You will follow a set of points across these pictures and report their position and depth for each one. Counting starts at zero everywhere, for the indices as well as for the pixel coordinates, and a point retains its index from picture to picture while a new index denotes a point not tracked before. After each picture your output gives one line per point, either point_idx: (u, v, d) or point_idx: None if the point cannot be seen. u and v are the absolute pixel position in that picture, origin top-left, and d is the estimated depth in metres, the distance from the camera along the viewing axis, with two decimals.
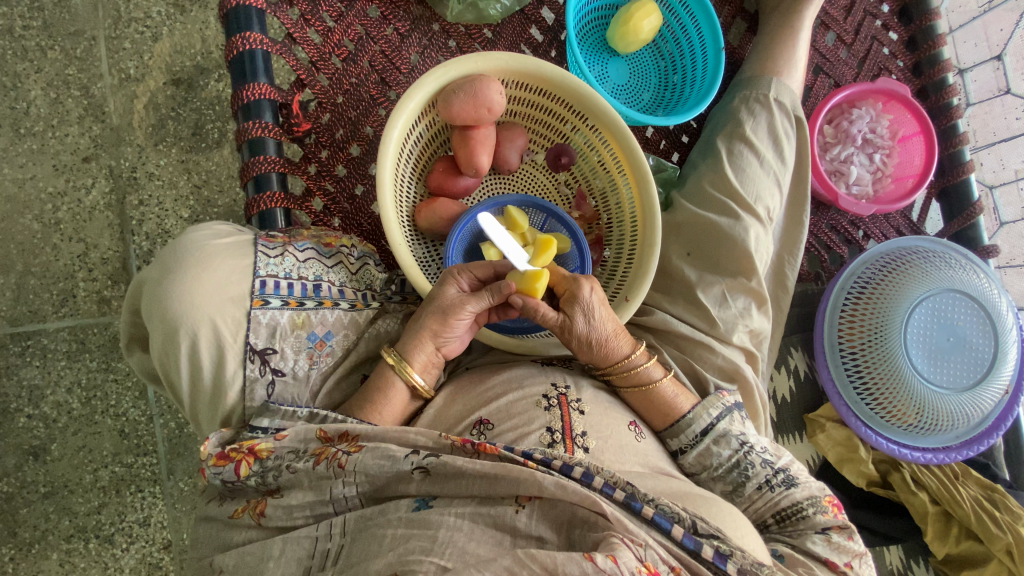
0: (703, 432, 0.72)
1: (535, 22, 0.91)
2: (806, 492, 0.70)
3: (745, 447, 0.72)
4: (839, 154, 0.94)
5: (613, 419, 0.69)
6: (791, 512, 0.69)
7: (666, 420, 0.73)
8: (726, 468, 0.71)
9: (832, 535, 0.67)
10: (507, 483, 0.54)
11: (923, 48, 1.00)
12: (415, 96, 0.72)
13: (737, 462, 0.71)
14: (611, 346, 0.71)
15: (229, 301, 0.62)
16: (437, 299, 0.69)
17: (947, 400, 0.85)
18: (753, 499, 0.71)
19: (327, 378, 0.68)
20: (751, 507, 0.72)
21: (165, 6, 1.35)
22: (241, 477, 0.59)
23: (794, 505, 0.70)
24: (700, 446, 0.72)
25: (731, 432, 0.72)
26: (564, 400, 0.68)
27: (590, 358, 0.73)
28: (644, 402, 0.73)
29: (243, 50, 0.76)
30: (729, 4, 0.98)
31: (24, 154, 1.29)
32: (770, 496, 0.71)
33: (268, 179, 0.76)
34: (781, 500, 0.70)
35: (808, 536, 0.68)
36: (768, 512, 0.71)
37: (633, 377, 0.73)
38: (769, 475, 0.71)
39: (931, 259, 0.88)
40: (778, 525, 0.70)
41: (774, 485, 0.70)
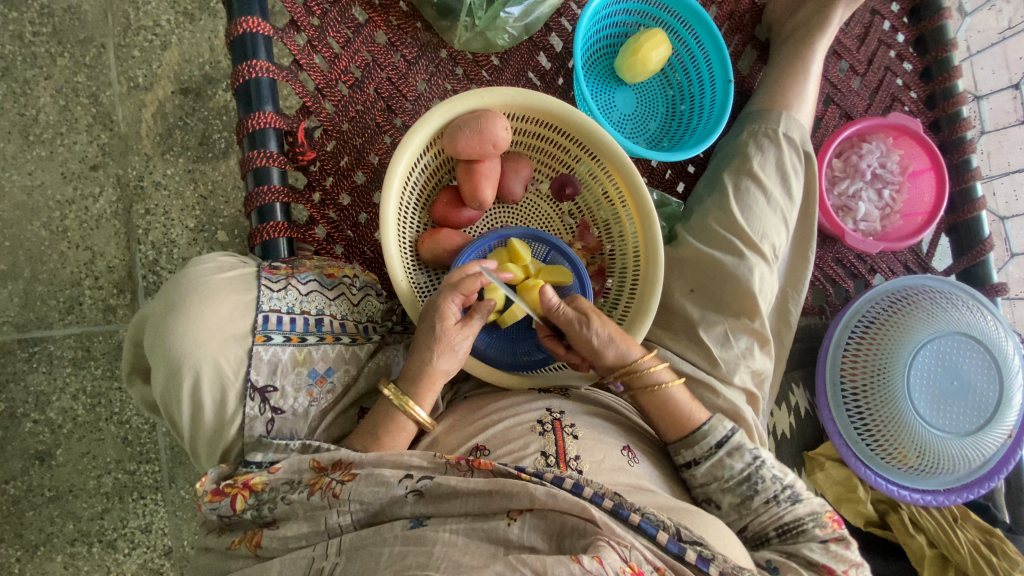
0: (718, 444, 0.71)
1: (543, 49, 0.90)
2: (809, 507, 0.70)
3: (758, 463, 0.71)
4: (847, 189, 0.93)
5: (607, 445, 0.70)
6: (793, 525, 0.69)
7: (680, 434, 0.73)
8: (735, 480, 0.71)
9: (830, 544, 0.68)
10: (501, 498, 0.55)
11: (938, 80, 0.99)
12: (421, 131, 0.72)
13: (748, 475, 0.70)
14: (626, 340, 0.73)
15: (231, 340, 0.62)
16: (440, 334, 0.69)
17: (949, 444, 0.85)
18: (758, 512, 0.71)
19: (326, 415, 0.67)
20: (756, 520, 0.71)
21: (174, 14, 1.35)
22: (236, 511, 0.59)
23: (796, 519, 0.70)
24: (714, 458, 0.71)
25: (745, 445, 0.71)
26: (559, 425, 0.70)
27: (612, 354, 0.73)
28: (659, 411, 0.73)
29: (249, 78, 0.75)
30: (740, 32, 0.97)
31: (33, 161, 1.30)
32: (775, 510, 0.70)
33: (271, 209, 0.76)
34: (786, 515, 0.70)
35: (807, 544, 0.68)
36: (771, 525, 0.70)
37: (645, 381, 0.73)
38: (777, 491, 0.70)
39: (937, 301, 0.87)
40: (778, 538, 0.70)
41: (781, 499, 0.70)
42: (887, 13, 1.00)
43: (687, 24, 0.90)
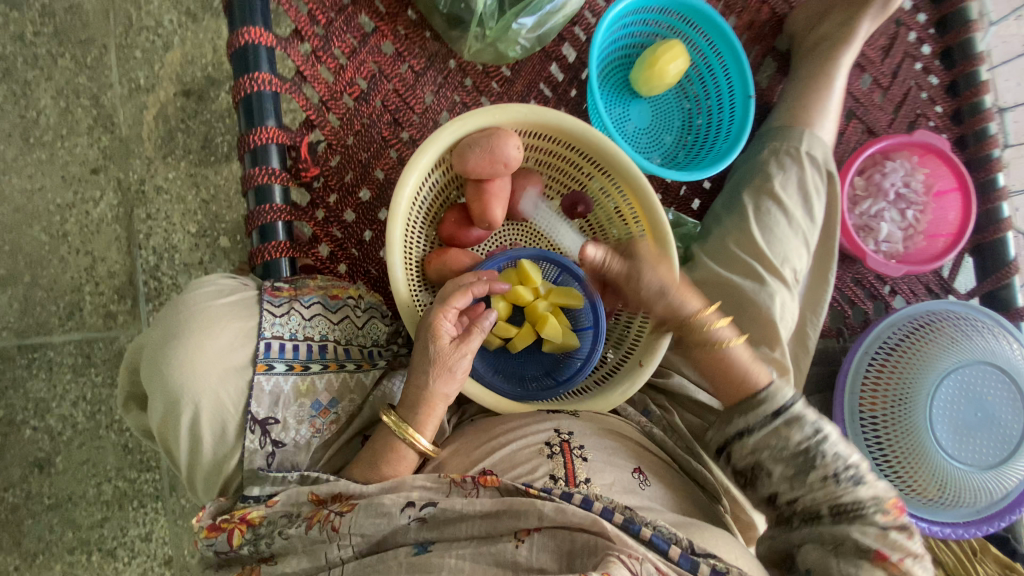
0: (774, 414, 0.67)
1: (556, 59, 0.87)
2: (872, 492, 0.64)
3: (816, 438, 0.66)
4: (869, 209, 0.90)
5: (617, 467, 0.67)
6: (851, 505, 0.63)
7: (735, 400, 0.71)
8: (789, 451, 0.66)
9: (891, 533, 0.61)
10: (510, 517, 0.54)
11: (965, 95, 0.95)
12: (429, 150, 0.69)
13: (805, 449, 0.65)
14: (677, 294, 0.73)
15: (232, 370, 0.60)
16: (435, 356, 0.66)
17: (971, 477, 0.82)
18: (813, 488, 0.65)
19: (329, 446, 0.65)
20: (808, 496, 0.65)
21: (177, 14, 1.32)
22: (233, 547, 0.57)
23: (855, 502, 0.63)
24: (768, 428, 0.67)
25: (806, 417, 0.67)
26: (568, 447, 0.67)
27: (664, 307, 0.74)
28: (718, 372, 0.72)
29: (251, 92, 0.73)
30: (760, 43, 0.94)
31: (33, 164, 1.28)
32: (832, 488, 0.64)
33: (273, 228, 0.74)
34: (842, 495, 0.64)
35: (860, 527, 0.62)
36: (823, 502, 0.65)
37: (703, 335, 0.73)
38: (837, 470, 0.64)
39: (962, 328, 0.84)
40: (830, 516, 0.64)
41: (840, 478, 0.64)
42: (913, 24, 0.96)
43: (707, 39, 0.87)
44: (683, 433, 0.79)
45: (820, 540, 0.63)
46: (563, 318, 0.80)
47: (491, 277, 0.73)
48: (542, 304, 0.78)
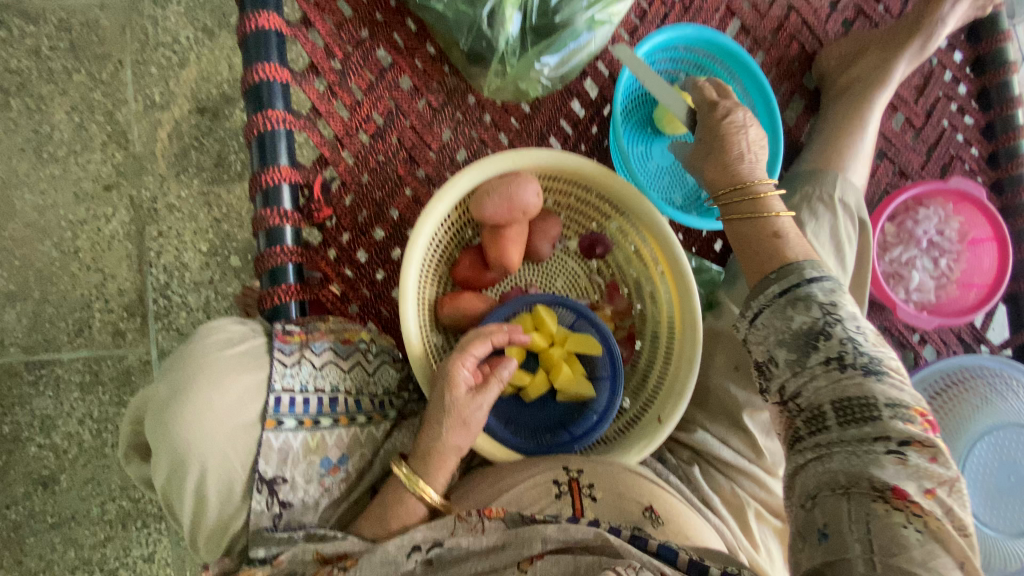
0: (782, 293, 0.57)
1: (577, 96, 0.85)
2: (890, 390, 0.48)
3: (831, 315, 0.53)
4: (900, 256, 0.87)
5: (630, 506, 0.63)
6: (860, 403, 0.49)
7: (764, 274, 0.61)
8: (794, 333, 0.55)
9: (909, 456, 0.46)
10: (513, 548, 0.54)
11: (1001, 138, 0.91)
12: (446, 197, 0.67)
13: (809, 329, 0.54)
14: (725, 158, 0.66)
15: (241, 428, 0.58)
16: (450, 407, 0.61)
17: (1004, 545, 0.78)
18: (815, 374, 0.52)
19: (339, 504, 0.63)
20: (811, 390, 0.52)
21: (194, 31, 1.31)
22: None
23: (865, 395, 0.49)
24: (773, 309, 0.57)
25: (813, 297, 0.55)
26: (576, 486, 0.64)
27: (712, 175, 0.68)
28: (750, 241, 0.63)
29: (264, 130, 0.71)
30: (788, 80, 0.91)
31: (46, 180, 1.27)
32: (838, 376, 0.51)
33: (284, 271, 0.72)
34: (850, 386, 0.50)
35: (876, 457, 0.46)
36: (827, 398, 0.51)
37: (748, 204, 0.65)
38: (844, 352, 0.51)
39: (994, 386, 0.80)
40: (839, 425, 0.49)
41: (848, 364, 0.51)
42: (949, 62, 0.92)
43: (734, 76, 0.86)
44: (701, 487, 0.73)
45: (830, 483, 0.48)
46: (579, 366, 0.77)
47: (515, 327, 0.68)
48: (559, 351, 0.76)
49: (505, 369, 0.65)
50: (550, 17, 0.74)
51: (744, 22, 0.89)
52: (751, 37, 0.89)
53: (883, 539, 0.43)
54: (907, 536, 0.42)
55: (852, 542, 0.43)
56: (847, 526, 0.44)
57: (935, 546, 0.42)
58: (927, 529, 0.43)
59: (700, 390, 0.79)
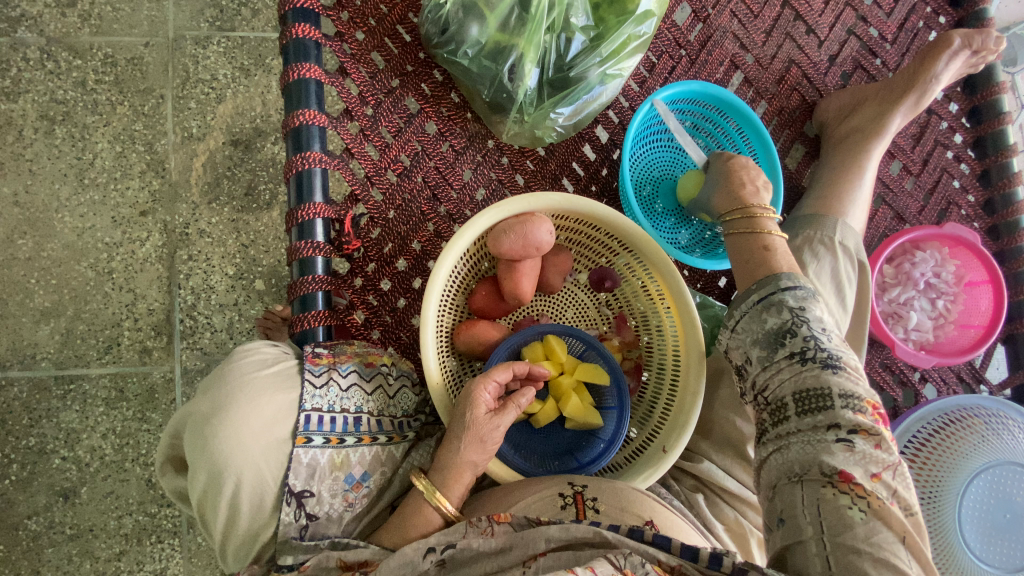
0: (760, 299, 0.65)
1: (589, 141, 0.92)
2: (845, 383, 0.55)
3: (799, 317, 0.61)
4: (898, 297, 0.92)
5: (632, 516, 0.66)
6: (816, 394, 0.56)
7: (749, 282, 0.68)
8: (767, 333, 0.63)
9: (856, 443, 0.52)
10: (519, 549, 0.57)
11: (997, 185, 0.95)
12: (466, 234, 0.72)
13: (779, 328, 0.62)
14: (734, 186, 0.76)
15: (274, 444, 0.62)
16: (470, 423, 0.66)
17: None
18: (780, 368, 0.60)
19: (361, 518, 0.67)
20: (776, 381, 0.60)
21: (231, 69, 1.40)
22: None
23: (820, 386, 0.56)
24: (751, 312, 0.65)
25: (785, 300, 0.63)
26: (580, 498, 0.68)
27: (716, 200, 0.78)
28: (745, 250, 0.71)
29: (302, 169, 0.78)
30: (789, 128, 0.97)
31: (86, 204, 1.35)
32: (800, 368, 0.59)
33: (314, 298, 0.78)
34: (809, 378, 0.57)
35: (826, 446, 0.53)
36: (788, 389, 0.58)
37: (742, 223, 0.73)
38: (807, 347, 0.59)
39: (994, 425, 0.82)
40: (797, 415, 0.57)
41: (809, 358, 0.58)
42: (946, 112, 0.97)
43: (744, 134, 0.93)
44: (703, 513, 0.76)
45: (788, 472, 0.55)
46: (587, 396, 0.81)
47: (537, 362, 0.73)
48: (569, 379, 0.80)
49: (522, 395, 0.69)
50: (566, 71, 0.81)
51: (747, 75, 0.95)
52: (754, 88, 0.96)
53: (832, 519, 0.50)
54: (851, 516, 0.49)
55: (805, 525, 0.51)
56: (800, 511, 0.52)
57: (876, 521, 0.49)
58: (870, 508, 0.49)
59: (704, 420, 0.82)
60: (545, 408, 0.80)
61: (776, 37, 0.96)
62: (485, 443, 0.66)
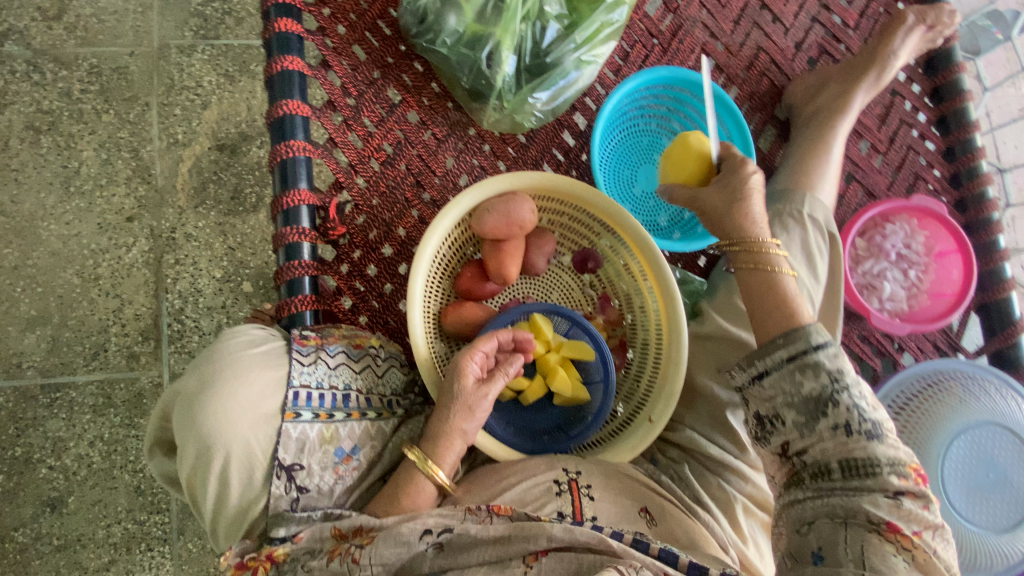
0: (790, 358, 0.62)
1: (568, 127, 0.94)
2: (890, 451, 0.57)
3: (839, 384, 0.59)
4: (871, 268, 0.94)
5: (624, 507, 0.69)
6: (864, 461, 0.56)
7: (771, 334, 0.66)
8: (803, 399, 0.61)
9: (903, 502, 0.55)
10: (519, 542, 0.57)
11: (962, 159, 0.99)
12: (450, 213, 0.74)
13: (820, 395, 0.59)
14: (746, 210, 0.70)
15: (262, 418, 0.63)
16: (458, 394, 0.68)
17: (986, 541, 0.81)
18: (823, 437, 0.58)
19: (352, 491, 0.67)
20: (816, 446, 0.59)
21: (216, 76, 1.42)
22: None
23: (869, 457, 0.56)
24: (783, 371, 0.62)
25: (822, 363, 0.60)
26: (575, 485, 0.69)
27: (721, 226, 0.72)
28: (761, 299, 0.68)
29: (286, 157, 0.80)
30: (760, 111, 1.00)
31: (71, 212, 1.35)
32: (844, 439, 0.58)
33: (301, 282, 0.79)
34: (856, 448, 0.57)
35: (873, 497, 0.55)
36: (834, 454, 0.58)
37: (755, 258, 0.69)
38: (852, 419, 0.58)
39: (971, 387, 0.85)
40: (843, 476, 0.57)
41: (855, 431, 0.57)
42: (908, 93, 1.01)
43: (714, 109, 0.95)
44: (692, 485, 0.77)
45: (829, 514, 0.57)
46: (574, 372, 0.82)
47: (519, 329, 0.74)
48: (555, 356, 0.81)
49: (510, 362, 0.72)
50: (542, 58, 0.84)
51: (718, 62, 0.99)
52: (725, 74, 0.99)
53: (876, 561, 0.52)
54: (895, 561, 0.52)
55: (846, 561, 0.53)
56: (841, 548, 0.54)
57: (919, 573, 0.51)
58: (914, 560, 0.52)
59: (688, 392, 0.83)
60: (531, 387, 0.81)
61: (744, 26, 0.99)
62: (474, 411, 0.68)
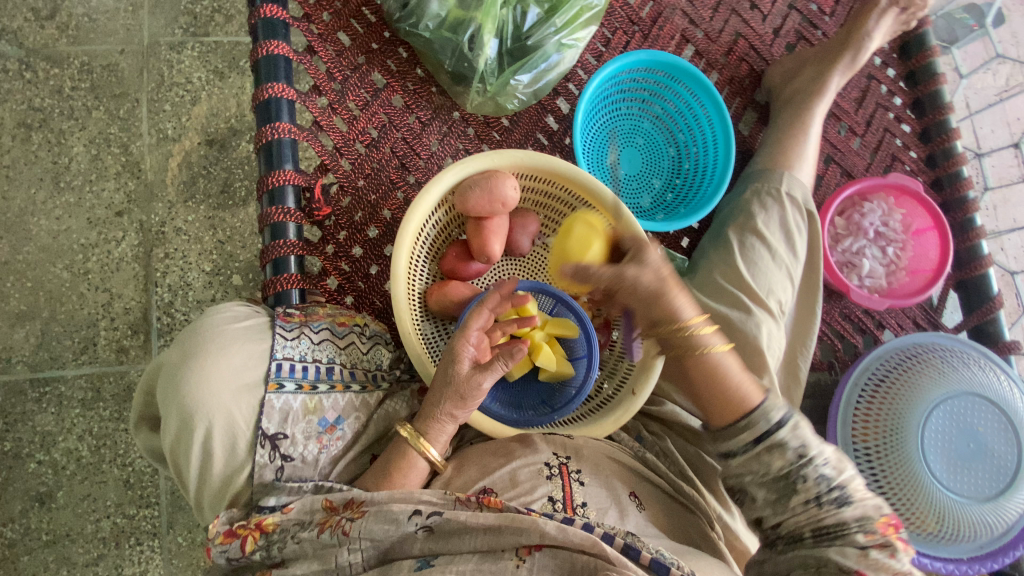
0: (756, 440, 0.60)
1: (551, 111, 0.95)
2: (858, 512, 0.57)
3: (802, 460, 0.59)
4: (850, 246, 0.96)
5: (614, 490, 0.70)
6: (832, 525, 0.57)
7: (731, 417, 0.62)
8: (772, 477, 0.60)
9: (871, 553, 0.55)
10: (511, 535, 0.55)
11: (938, 140, 1.01)
12: (433, 190, 0.75)
13: (787, 473, 0.59)
14: (667, 300, 0.60)
15: (245, 389, 0.64)
16: (453, 379, 0.68)
17: (968, 510, 0.82)
18: (795, 511, 0.59)
19: (337, 461, 0.69)
20: (788, 519, 0.59)
21: (205, 72, 1.43)
22: (246, 553, 0.59)
23: (839, 521, 0.57)
24: (749, 454, 0.61)
25: (787, 442, 0.59)
26: (566, 470, 0.70)
27: (643, 313, 0.62)
28: (709, 391, 0.63)
29: (272, 139, 0.81)
30: (740, 95, 1.02)
31: (61, 207, 1.36)
32: (814, 510, 0.58)
33: (286, 261, 0.80)
34: (825, 517, 0.57)
35: (841, 549, 0.56)
36: (805, 524, 0.58)
37: (690, 342, 0.62)
38: (820, 491, 0.58)
39: (951, 359, 0.86)
40: (812, 536, 0.58)
41: (823, 501, 0.58)
42: (884, 78, 1.03)
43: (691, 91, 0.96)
44: (677, 460, 0.79)
45: (802, 566, 0.57)
46: (559, 348, 0.84)
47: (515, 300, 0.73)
48: (540, 334, 0.83)
49: (511, 354, 0.67)
50: (523, 40, 0.86)
51: (697, 47, 1.01)
52: (705, 59, 1.01)
53: None
54: None
55: None
56: None
57: None
58: None
59: None
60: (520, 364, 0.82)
61: (722, 13, 1.02)
62: (464, 399, 0.68)
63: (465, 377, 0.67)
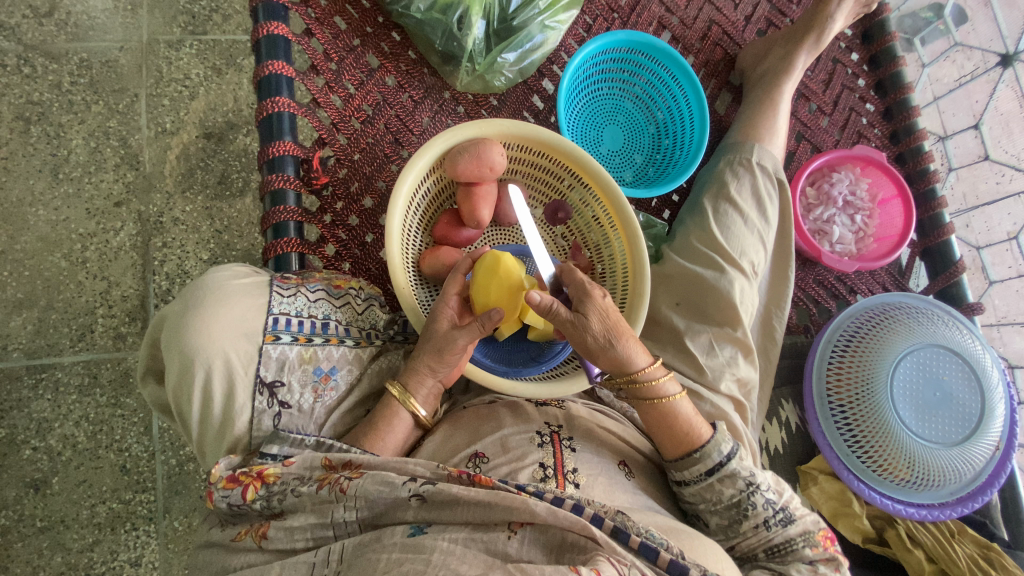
0: (708, 472, 0.73)
1: (537, 91, 1.01)
2: (799, 529, 0.72)
3: (750, 486, 0.72)
4: (822, 215, 1.01)
5: (603, 458, 0.73)
6: (780, 546, 0.71)
7: (684, 453, 0.74)
8: (726, 504, 0.73)
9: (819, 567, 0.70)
10: (502, 510, 0.56)
11: (899, 118, 1.08)
12: (424, 156, 0.80)
13: (738, 501, 0.72)
14: (622, 354, 0.70)
15: (243, 337, 0.67)
16: (432, 335, 0.72)
17: (937, 455, 0.86)
18: (747, 534, 0.72)
19: (333, 411, 0.72)
20: (744, 541, 0.73)
21: (203, 69, 1.48)
22: (246, 501, 0.61)
23: (786, 540, 0.71)
24: (703, 483, 0.73)
25: (738, 472, 0.72)
26: (557, 438, 0.72)
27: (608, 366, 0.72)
28: (661, 432, 0.74)
29: (272, 112, 0.85)
30: (715, 78, 1.08)
31: (60, 198, 1.39)
32: (764, 533, 0.72)
33: (285, 226, 0.84)
34: (774, 537, 0.72)
35: (794, 564, 0.70)
36: (759, 545, 0.72)
37: (647, 393, 0.73)
38: (767, 516, 0.72)
39: (916, 315, 0.92)
40: (766, 556, 0.73)
41: (771, 525, 0.71)
42: (849, 61, 1.10)
43: (657, 61, 1.02)
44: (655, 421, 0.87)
45: None
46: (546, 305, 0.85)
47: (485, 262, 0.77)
48: None
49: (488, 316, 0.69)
50: (509, 22, 0.92)
51: (674, 33, 1.07)
52: (681, 44, 1.07)
53: None
54: None
55: None
56: None
57: None
58: None
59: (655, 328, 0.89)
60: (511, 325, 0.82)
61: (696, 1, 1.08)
62: (440, 352, 0.72)
63: (444, 333, 0.72)
